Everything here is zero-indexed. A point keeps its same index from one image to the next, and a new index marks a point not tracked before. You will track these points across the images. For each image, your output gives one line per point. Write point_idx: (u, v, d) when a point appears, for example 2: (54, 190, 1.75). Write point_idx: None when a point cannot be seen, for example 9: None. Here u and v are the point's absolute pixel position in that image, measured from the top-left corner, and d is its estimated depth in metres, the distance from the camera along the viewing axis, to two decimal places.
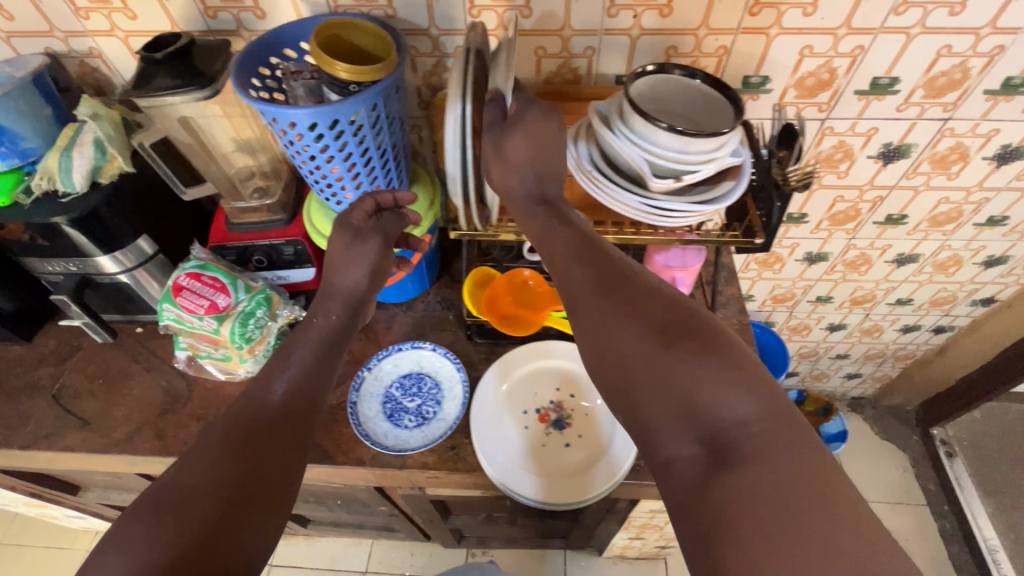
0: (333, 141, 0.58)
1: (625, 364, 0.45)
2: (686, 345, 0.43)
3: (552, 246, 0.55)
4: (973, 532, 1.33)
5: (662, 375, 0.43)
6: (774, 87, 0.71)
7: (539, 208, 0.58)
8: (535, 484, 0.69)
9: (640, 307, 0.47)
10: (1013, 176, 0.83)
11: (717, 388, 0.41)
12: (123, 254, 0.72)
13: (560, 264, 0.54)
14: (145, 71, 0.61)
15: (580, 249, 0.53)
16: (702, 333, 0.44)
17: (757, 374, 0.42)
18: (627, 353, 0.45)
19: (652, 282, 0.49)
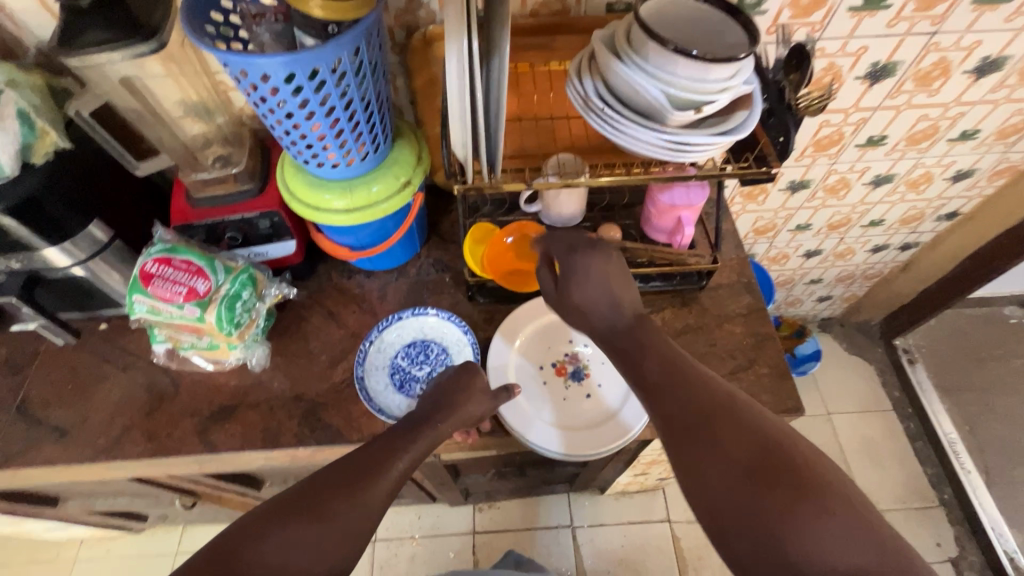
0: (313, 95, 0.52)
1: (725, 506, 0.47)
2: (784, 478, 0.46)
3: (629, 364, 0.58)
4: (935, 428, 1.45)
5: (763, 522, 0.45)
6: (769, 9, 0.69)
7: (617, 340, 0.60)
8: (558, 437, 0.68)
9: (734, 446, 0.49)
10: (989, 88, 0.84)
11: (818, 524, 0.44)
12: (74, 244, 0.63)
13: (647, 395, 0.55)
14: (68, 25, 0.52)
15: (667, 383, 0.55)
16: (804, 481, 0.46)
17: (863, 525, 0.44)
18: (724, 493, 0.47)
19: (745, 418, 0.50)
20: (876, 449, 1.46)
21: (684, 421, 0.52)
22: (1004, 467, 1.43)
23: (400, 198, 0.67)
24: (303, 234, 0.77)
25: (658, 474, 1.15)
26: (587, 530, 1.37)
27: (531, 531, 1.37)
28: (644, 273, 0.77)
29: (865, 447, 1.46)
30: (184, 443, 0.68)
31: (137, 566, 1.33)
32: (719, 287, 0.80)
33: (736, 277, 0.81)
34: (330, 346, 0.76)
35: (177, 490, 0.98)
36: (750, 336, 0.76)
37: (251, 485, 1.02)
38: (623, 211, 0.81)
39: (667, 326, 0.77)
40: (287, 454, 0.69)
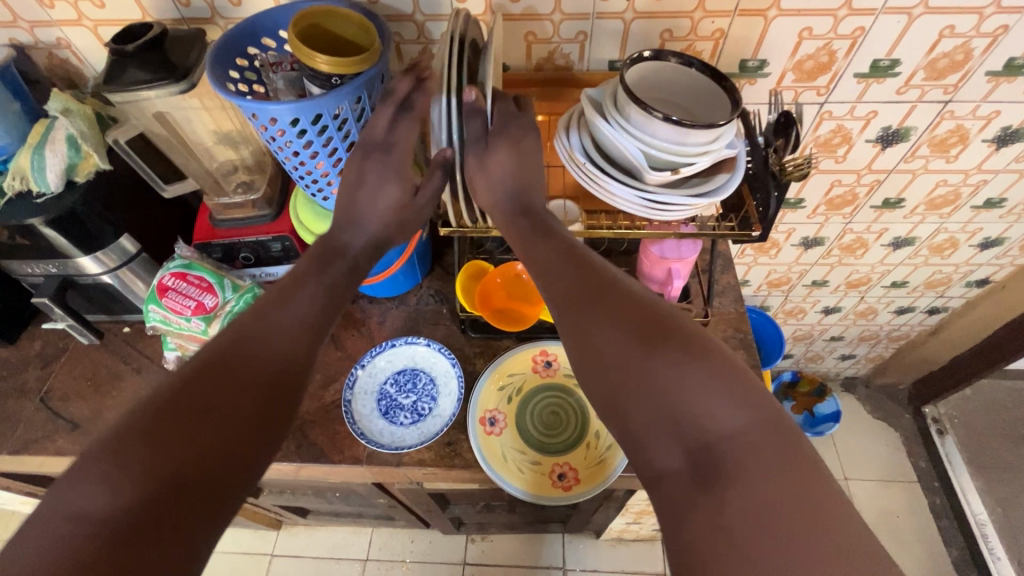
0: (316, 137, 0.56)
1: (609, 370, 0.44)
2: (691, 356, 0.42)
3: (546, 269, 0.51)
4: (962, 507, 1.36)
5: (647, 380, 0.42)
6: (772, 71, 0.69)
7: (552, 243, 0.52)
8: (507, 464, 0.70)
9: (656, 332, 0.44)
10: (1013, 157, 0.82)
11: (713, 391, 0.40)
12: (106, 254, 0.69)
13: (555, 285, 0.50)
14: (116, 65, 0.58)
15: (586, 277, 0.49)
16: (690, 341, 0.43)
17: (745, 383, 0.41)
18: (612, 361, 0.44)
19: (676, 316, 0.45)
20: (895, 522, 1.37)
21: (619, 357, 0.44)
22: None
23: None
24: None
25: (651, 524, 1.12)
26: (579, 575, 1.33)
27: (521, 568, 1.35)
28: None
29: (883, 518, 1.37)
30: None
31: None
32: None
33: (733, 332, 0.80)
34: (325, 367, 0.79)
35: None
36: None
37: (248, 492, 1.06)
38: (618, 258, 0.82)
39: None
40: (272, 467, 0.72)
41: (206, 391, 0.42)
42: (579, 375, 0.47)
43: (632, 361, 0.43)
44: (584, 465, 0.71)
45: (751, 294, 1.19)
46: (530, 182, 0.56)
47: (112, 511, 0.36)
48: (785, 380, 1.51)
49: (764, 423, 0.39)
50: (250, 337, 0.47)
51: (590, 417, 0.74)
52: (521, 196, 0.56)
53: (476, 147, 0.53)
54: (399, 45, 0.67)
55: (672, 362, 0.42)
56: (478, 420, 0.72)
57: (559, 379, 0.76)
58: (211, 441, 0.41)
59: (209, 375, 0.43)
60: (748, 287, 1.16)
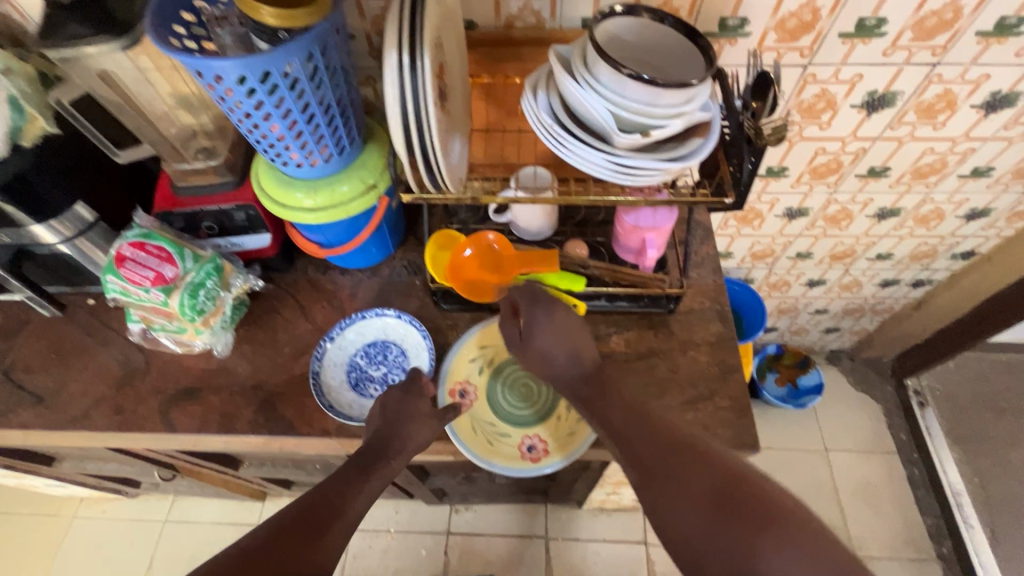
0: (267, 97, 0.53)
1: (693, 541, 0.53)
2: (756, 516, 0.51)
3: (617, 419, 0.61)
4: (939, 477, 1.38)
5: (720, 543, 0.51)
6: (753, 30, 0.66)
7: (625, 418, 0.61)
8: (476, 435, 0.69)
9: (721, 499, 0.53)
10: (1001, 125, 0.79)
11: (778, 549, 0.49)
12: (60, 222, 0.67)
13: (635, 467, 0.58)
14: (52, 19, 0.55)
15: (665, 455, 0.57)
16: (751, 503, 0.52)
17: (806, 533, 0.49)
18: (693, 528, 0.53)
19: (739, 474, 0.54)
20: (873, 492, 1.39)
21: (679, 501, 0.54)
22: (1013, 524, 1.35)
23: (364, 202, 0.68)
24: (279, 228, 0.78)
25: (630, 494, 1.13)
26: (561, 543, 1.36)
27: (504, 537, 1.37)
28: (610, 293, 0.75)
29: (862, 488, 1.39)
30: (146, 419, 0.71)
31: (128, 530, 1.39)
32: (691, 312, 0.78)
33: (710, 303, 0.78)
34: (295, 339, 0.78)
35: (157, 462, 1.03)
36: (714, 366, 0.74)
37: (227, 465, 1.06)
38: (595, 227, 0.80)
39: (630, 348, 0.75)
40: (240, 440, 0.71)
41: (294, 539, 0.55)
42: (663, 542, 0.56)
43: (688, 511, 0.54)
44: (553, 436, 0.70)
45: (735, 266, 1.17)
46: (578, 335, 0.67)
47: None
48: (770, 353, 1.51)
49: (829, 565, 0.48)
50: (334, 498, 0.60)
51: (562, 390, 0.74)
52: (579, 359, 0.67)
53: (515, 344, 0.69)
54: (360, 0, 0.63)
55: (739, 528, 0.51)
56: (449, 390, 0.71)
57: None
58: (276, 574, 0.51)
59: (298, 522, 0.56)
60: (731, 259, 1.15)
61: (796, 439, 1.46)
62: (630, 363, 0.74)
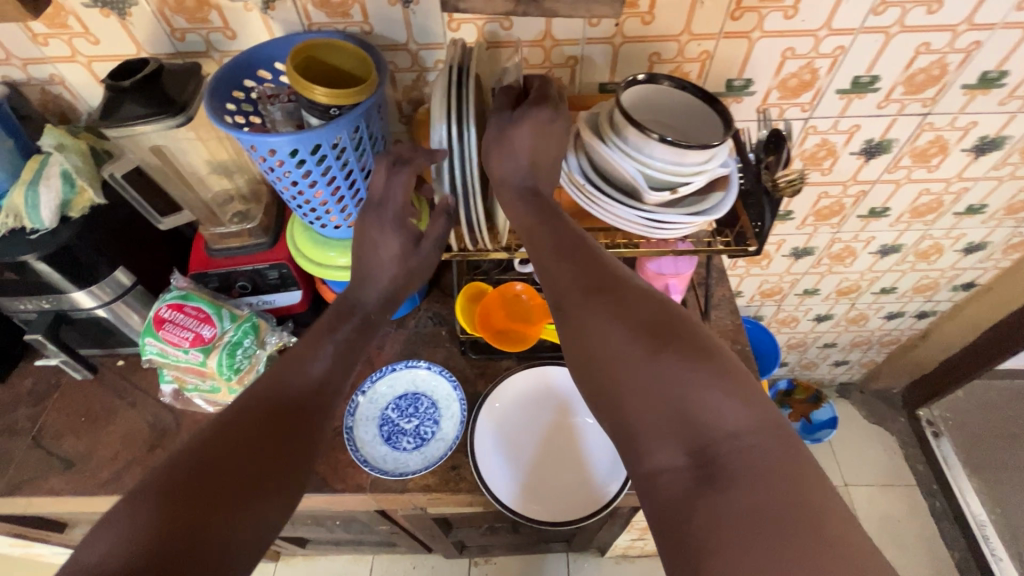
0: (315, 167, 0.57)
1: (613, 369, 0.42)
2: (686, 352, 0.41)
3: (551, 259, 0.50)
4: (962, 509, 1.37)
5: (653, 381, 0.40)
6: (757, 90, 0.71)
7: (530, 200, 0.55)
8: (503, 491, 0.70)
9: (629, 306, 0.45)
10: (991, 166, 0.84)
11: (714, 387, 0.40)
12: (101, 288, 0.69)
13: (557, 275, 0.49)
14: (110, 100, 0.58)
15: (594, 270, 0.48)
16: (684, 335, 0.43)
17: (745, 383, 0.41)
18: (619, 354, 0.42)
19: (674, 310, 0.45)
20: (897, 526, 1.38)
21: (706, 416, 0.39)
22: None
23: None
24: (309, 285, 0.81)
25: (655, 539, 1.11)
26: None
27: None
28: None
29: (885, 523, 1.38)
30: None
31: None
32: None
33: (730, 344, 0.80)
34: None
35: None
36: None
37: None
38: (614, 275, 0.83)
39: None
40: None
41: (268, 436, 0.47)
42: (577, 376, 0.46)
43: (677, 381, 0.40)
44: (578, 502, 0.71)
45: (745, 304, 1.20)
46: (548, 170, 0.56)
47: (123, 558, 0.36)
48: (781, 388, 1.52)
49: (767, 430, 0.39)
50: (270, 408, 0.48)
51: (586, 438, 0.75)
52: (535, 176, 0.56)
53: (500, 118, 0.54)
54: (394, 73, 0.68)
55: (670, 362, 0.41)
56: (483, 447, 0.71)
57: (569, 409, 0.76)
58: (238, 511, 0.41)
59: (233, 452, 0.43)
60: (741, 298, 1.18)
61: None
62: None
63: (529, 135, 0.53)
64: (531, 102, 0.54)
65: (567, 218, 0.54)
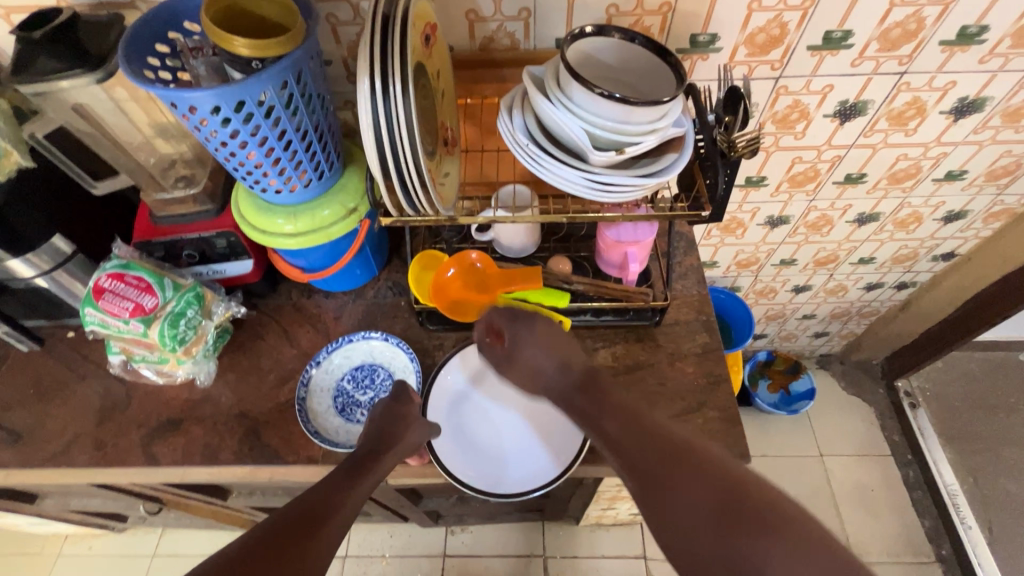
0: (243, 126, 0.53)
1: (692, 549, 0.48)
2: (762, 528, 0.46)
3: (617, 442, 0.55)
4: (934, 478, 1.38)
5: (731, 562, 0.46)
6: (723, 46, 0.67)
7: (573, 394, 0.62)
8: (450, 452, 0.69)
9: (695, 487, 0.50)
10: (971, 129, 0.81)
11: (792, 561, 0.44)
12: (38, 256, 0.66)
13: (623, 454, 0.55)
14: (23, 53, 0.54)
15: (659, 451, 0.53)
16: (756, 510, 0.47)
17: (823, 547, 0.45)
18: (694, 534, 0.48)
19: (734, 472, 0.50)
20: (870, 496, 1.39)
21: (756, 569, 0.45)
22: (1008, 523, 1.35)
23: (345, 226, 0.68)
24: (262, 254, 0.78)
25: (626, 509, 1.12)
26: (559, 562, 1.34)
27: (501, 557, 1.35)
28: (595, 307, 0.75)
29: (858, 493, 1.39)
30: (127, 454, 0.70)
31: (115, 567, 1.35)
32: (676, 323, 0.78)
33: (695, 314, 0.79)
34: (280, 365, 0.77)
35: (143, 495, 1.00)
36: (702, 376, 0.73)
37: (215, 496, 1.04)
38: (578, 243, 0.81)
39: (617, 361, 0.75)
40: (225, 471, 0.70)
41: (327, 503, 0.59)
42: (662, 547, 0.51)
43: (758, 558, 0.45)
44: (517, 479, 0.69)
45: (721, 275, 1.18)
46: (567, 346, 0.65)
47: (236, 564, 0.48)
48: (760, 359, 1.52)
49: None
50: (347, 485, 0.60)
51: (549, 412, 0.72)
52: (568, 370, 0.64)
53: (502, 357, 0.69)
54: (336, 27, 0.64)
55: (747, 545, 0.46)
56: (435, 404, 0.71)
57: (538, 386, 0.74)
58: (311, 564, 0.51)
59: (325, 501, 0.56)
60: (716, 268, 1.15)
61: (791, 445, 1.46)
62: (618, 376, 0.74)
63: (540, 349, 0.65)
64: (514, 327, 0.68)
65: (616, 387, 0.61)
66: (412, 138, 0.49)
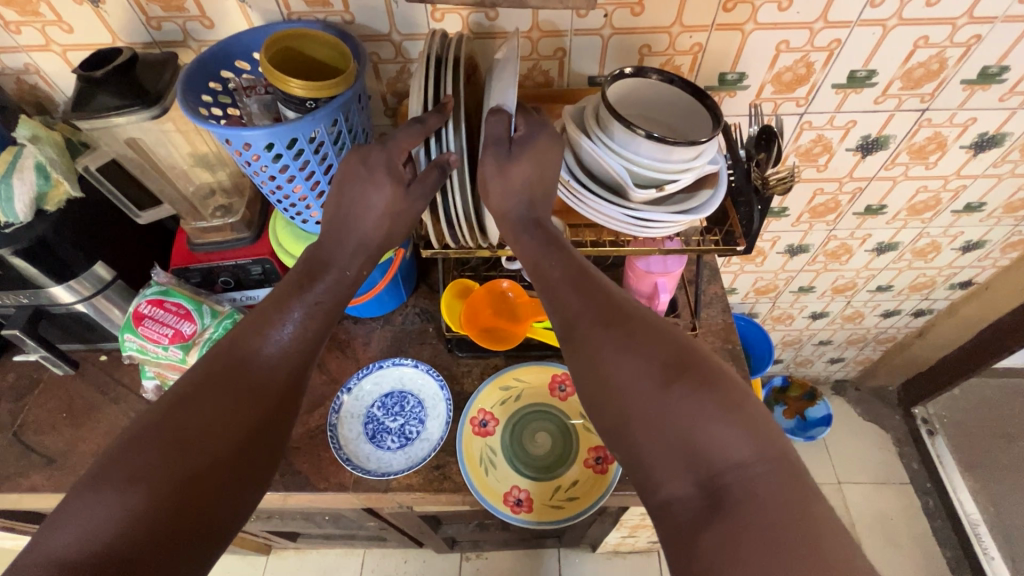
0: (293, 161, 0.55)
1: (623, 400, 0.43)
2: (700, 379, 0.41)
3: (557, 287, 0.49)
4: (955, 507, 1.36)
5: (663, 413, 0.41)
6: (751, 83, 0.70)
7: (534, 232, 0.51)
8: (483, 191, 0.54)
9: (642, 341, 0.44)
10: (990, 163, 0.83)
11: (711, 414, 0.40)
12: (79, 282, 0.67)
13: (552, 289, 0.49)
14: (82, 91, 0.56)
15: (578, 278, 0.48)
16: (700, 369, 0.43)
17: (757, 419, 0.40)
18: (627, 387, 0.43)
19: (656, 319, 0.46)
20: (890, 525, 1.37)
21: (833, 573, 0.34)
22: None
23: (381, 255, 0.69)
24: None
25: (646, 537, 1.11)
26: None
27: None
28: None
29: (878, 522, 1.37)
30: None
31: None
32: None
33: (721, 343, 0.79)
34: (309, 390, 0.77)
35: None
36: None
37: None
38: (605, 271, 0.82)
39: None
40: None
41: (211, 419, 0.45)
42: (587, 403, 0.46)
43: (673, 405, 0.41)
44: (543, 499, 0.70)
45: (739, 301, 1.19)
46: (546, 194, 0.52)
47: (120, 535, 0.38)
48: (776, 385, 1.52)
49: (776, 463, 0.39)
50: (237, 365, 0.48)
51: (580, 452, 0.73)
52: (535, 207, 0.52)
53: (499, 153, 0.50)
54: (377, 64, 0.66)
55: (672, 386, 0.41)
56: (470, 419, 0.73)
57: (573, 407, 0.75)
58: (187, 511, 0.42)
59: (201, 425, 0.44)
60: (735, 295, 1.17)
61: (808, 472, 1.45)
62: None
63: (532, 168, 0.51)
64: (526, 128, 0.52)
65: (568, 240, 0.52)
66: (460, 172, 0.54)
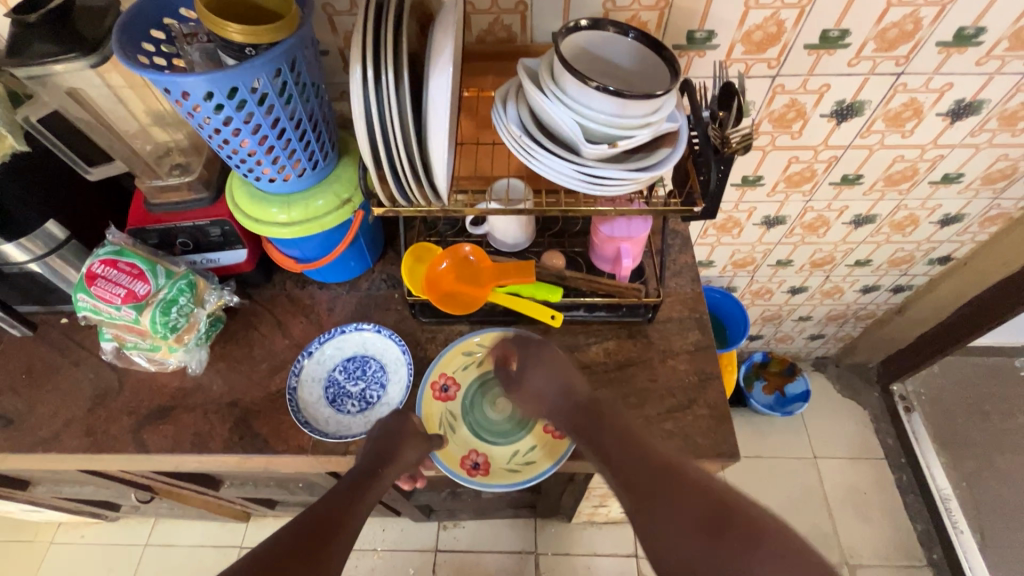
0: (237, 113, 0.54)
1: (687, 564, 0.56)
2: (742, 531, 0.54)
3: (615, 455, 0.63)
4: (927, 482, 1.38)
5: (717, 567, 0.54)
6: (720, 43, 0.67)
7: (574, 412, 0.68)
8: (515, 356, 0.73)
9: (684, 500, 0.58)
10: (968, 132, 0.81)
11: (755, 561, 0.53)
12: (31, 240, 0.66)
13: (612, 465, 0.63)
14: (18, 37, 0.54)
15: (631, 455, 0.62)
16: (738, 522, 0.55)
17: (798, 558, 0.52)
18: (684, 548, 0.56)
19: (695, 477, 0.59)
20: (863, 499, 1.39)
21: None
22: (1000, 528, 1.35)
23: (339, 215, 0.68)
24: (256, 244, 0.78)
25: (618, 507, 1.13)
26: (551, 558, 1.34)
27: (493, 553, 1.35)
28: (589, 303, 0.76)
29: (851, 495, 1.39)
30: (117, 440, 0.70)
31: (106, 556, 1.36)
32: (669, 320, 0.78)
33: (688, 311, 0.79)
34: (272, 355, 0.77)
35: (135, 483, 1.01)
36: (693, 374, 0.73)
37: (207, 486, 1.04)
38: (572, 238, 0.81)
39: (609, 357, 0.75)
40: (214, 460, 0.70)
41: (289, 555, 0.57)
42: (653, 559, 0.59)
43: (722, 563, 0.54)
44: (502, 462, 0.70)
45: (717, 275, 1.18)
46: (568, 393, 0.69)
47: None
48: (756, 361, 1.51)
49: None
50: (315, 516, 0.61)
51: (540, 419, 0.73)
52: (570, 394, 0.69)
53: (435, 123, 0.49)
54: (332, 16, 0.64)
55: (720, 549, 0.54)
56: (430, 384, 0.72)
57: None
58: None
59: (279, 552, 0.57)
60: (713, 268, 1.16)
61: (785, 447, 1.46)
62: (610, 372, 0.74)
63: (543, 374, 0.70)
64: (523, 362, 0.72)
65: (609, 406, 0.67)
66: (404, 129, 0.50)
